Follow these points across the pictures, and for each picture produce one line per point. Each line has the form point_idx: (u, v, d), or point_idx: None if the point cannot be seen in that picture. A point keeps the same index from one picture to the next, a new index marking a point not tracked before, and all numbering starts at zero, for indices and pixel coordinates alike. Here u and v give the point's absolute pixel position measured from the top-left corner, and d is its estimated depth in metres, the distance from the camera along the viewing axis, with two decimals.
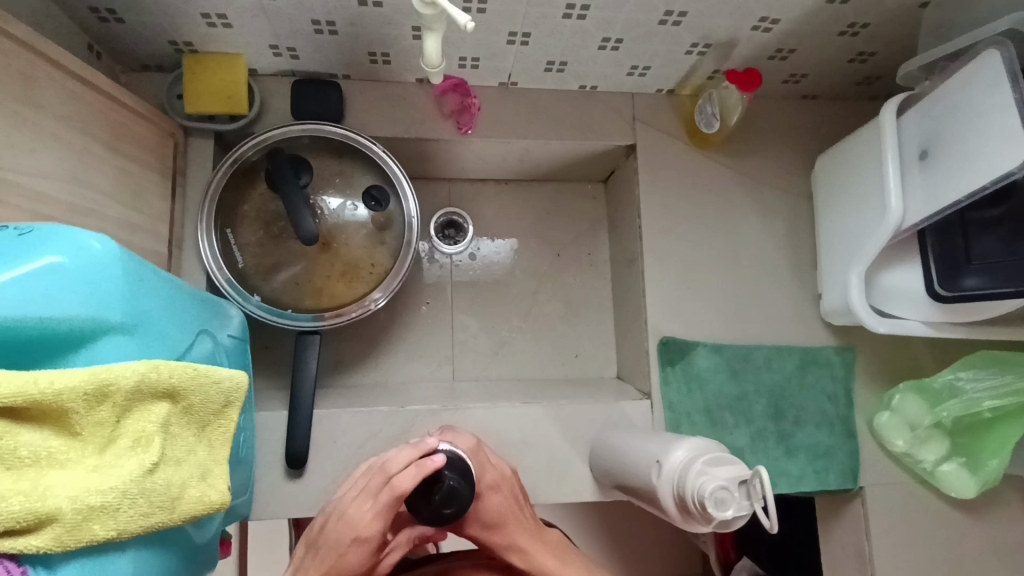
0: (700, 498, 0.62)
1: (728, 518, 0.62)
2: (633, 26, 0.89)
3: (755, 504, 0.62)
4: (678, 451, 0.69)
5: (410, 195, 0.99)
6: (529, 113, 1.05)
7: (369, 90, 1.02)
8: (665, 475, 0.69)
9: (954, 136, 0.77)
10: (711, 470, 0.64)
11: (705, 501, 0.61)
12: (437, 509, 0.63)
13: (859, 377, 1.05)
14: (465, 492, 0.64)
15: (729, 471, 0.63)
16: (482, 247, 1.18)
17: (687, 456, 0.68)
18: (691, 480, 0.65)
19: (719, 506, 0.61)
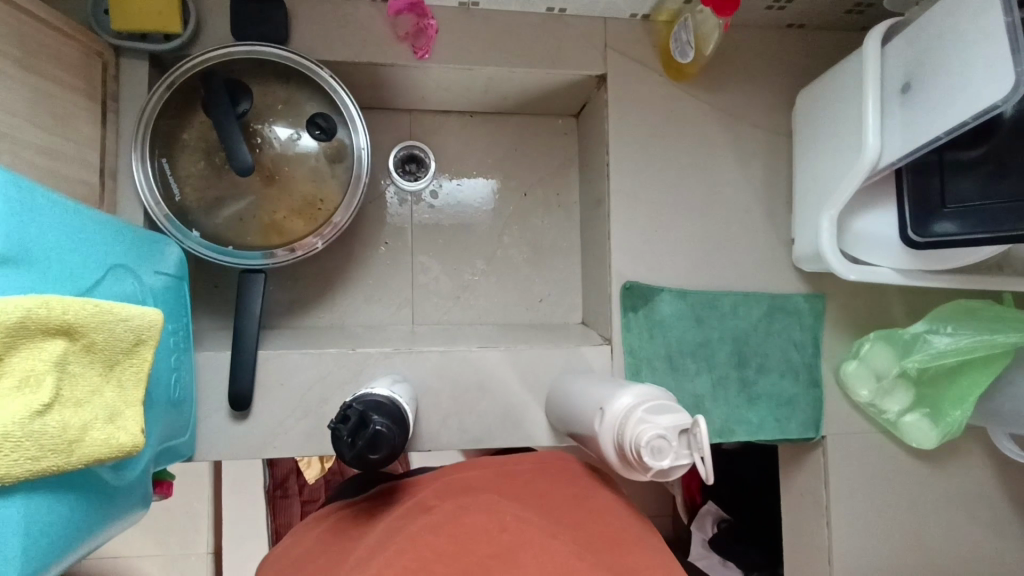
0: (637, 446, 0.61)
1: (665, 466, 0.60)
2: None
3: (694, 454, 0.60)
4: (621, 397, 0.67)
5: (359, 125, 0.93)
6: (492, 39, 0.98)
7: (317, 9, 0.94)
8: (608, 421, 0.67)
9: (941, 67, 0.71)
10: (651, 418, 0.62)
11: (642, 450, 0.60)
12: (363, 454, 0.61)
13: (828, 326, 1.02)
14: (392, 436, 0.62)
15: (669, 419, 0.62)
16: (445, 186, 1.12)
17: (629, 403, 0.66)
18: (631, 428, 0.63)
19: (653, 455, 0.60)
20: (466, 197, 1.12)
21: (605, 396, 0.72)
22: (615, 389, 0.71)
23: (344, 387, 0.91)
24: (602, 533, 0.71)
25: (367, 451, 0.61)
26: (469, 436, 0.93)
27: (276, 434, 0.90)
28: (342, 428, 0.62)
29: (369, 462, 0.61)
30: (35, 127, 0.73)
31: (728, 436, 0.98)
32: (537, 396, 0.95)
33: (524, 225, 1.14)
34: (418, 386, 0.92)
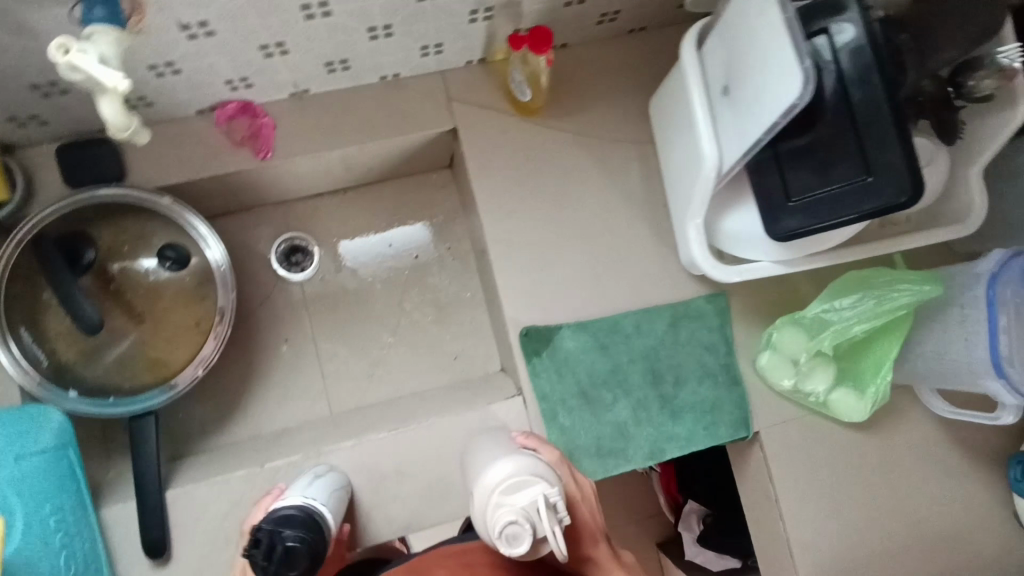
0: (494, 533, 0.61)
1: (524, 551, 0.60)
2: (394, 9, 0.79)
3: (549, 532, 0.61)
4: (486, 476, 0.67)
5: (211, 242, 0.93)
6: (333, 120, 0.96)
7: (148, 136, 0.93)
8: (475, 507, 0.67)
9: (747, 67, 0.69)
10: (508, 500, 0.63)
11: (499, 537, 0.60)
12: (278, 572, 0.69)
13: (736, 321, 1.00)
14: (303, 549, 0.70)
15: (525, 498, 0.62)
16: (360, 248, 1.12)
17: (492, 482, 0.66)
18: (490, 515, 0.63)
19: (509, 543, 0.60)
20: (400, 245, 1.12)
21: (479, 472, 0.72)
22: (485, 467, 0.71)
23: (259, 506, 0.89)
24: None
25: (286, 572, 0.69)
26: (396, 523, 0.92)
27: (201, 569, 0.89)
28: (256, 552, 0.69)
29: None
30: None
31: (660, 457, 0.97)
32: (459, 465, 0.93)
33: (423, 287, 1.12)
34: None
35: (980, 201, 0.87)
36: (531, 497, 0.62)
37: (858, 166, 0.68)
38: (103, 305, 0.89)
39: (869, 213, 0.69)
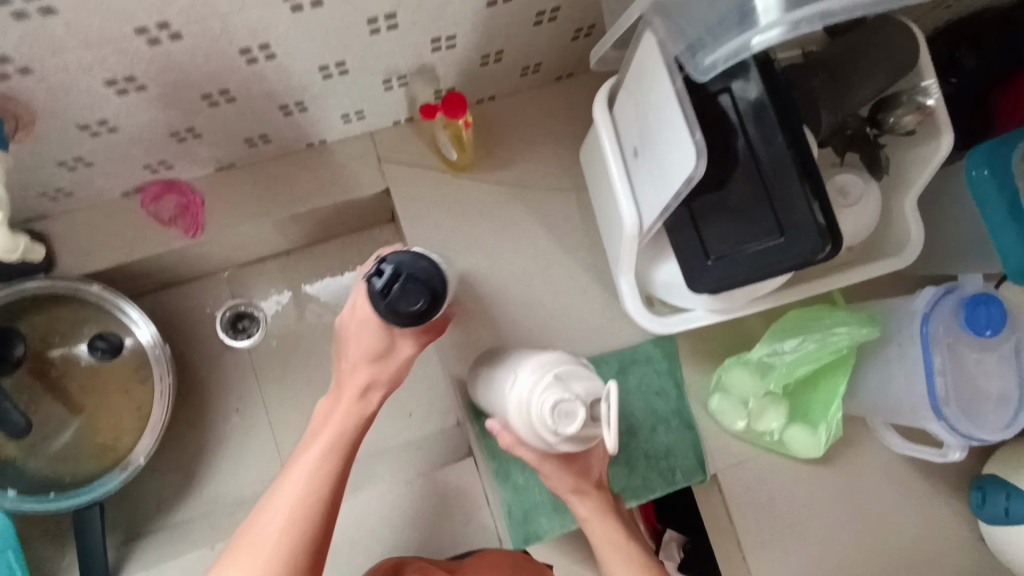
0: (550, 409, 0.66)
1: (574, 432, 0.66)
2: (301, 89, 0.78)
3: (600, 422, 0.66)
4: (539, 362, 0.73)
5: (139, 323, 0.92)
6: (263, 190, 0.96)
7: (75, 223, 0.92)
8: (523, 390, 0.72)
9: (653, 131, 0.68)
10: (568, 382, 0.69)
11: (553, 410, 0.66)
12: (396, 305, 0.65)
13: (685, 363, 0.99)
14: (427, 310, 0.66)
15: (581, 387, 0.68)
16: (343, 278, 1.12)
17: (542, 368, 0.72)
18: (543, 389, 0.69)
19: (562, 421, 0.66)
20: None
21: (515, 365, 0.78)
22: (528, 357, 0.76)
23: None
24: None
25: (399, 316, 0.66)
26: None
27: None
28: (377, 280, 0.65)
29: (418, 315, 0.66)
30: None
31: None
32: None
33: None
34: None
35: (914, 225, 0.84)
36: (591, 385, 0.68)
37: (772, 224, 0.67)
38: (42, 397, 0.89)
39: (790, 268, 0.67)
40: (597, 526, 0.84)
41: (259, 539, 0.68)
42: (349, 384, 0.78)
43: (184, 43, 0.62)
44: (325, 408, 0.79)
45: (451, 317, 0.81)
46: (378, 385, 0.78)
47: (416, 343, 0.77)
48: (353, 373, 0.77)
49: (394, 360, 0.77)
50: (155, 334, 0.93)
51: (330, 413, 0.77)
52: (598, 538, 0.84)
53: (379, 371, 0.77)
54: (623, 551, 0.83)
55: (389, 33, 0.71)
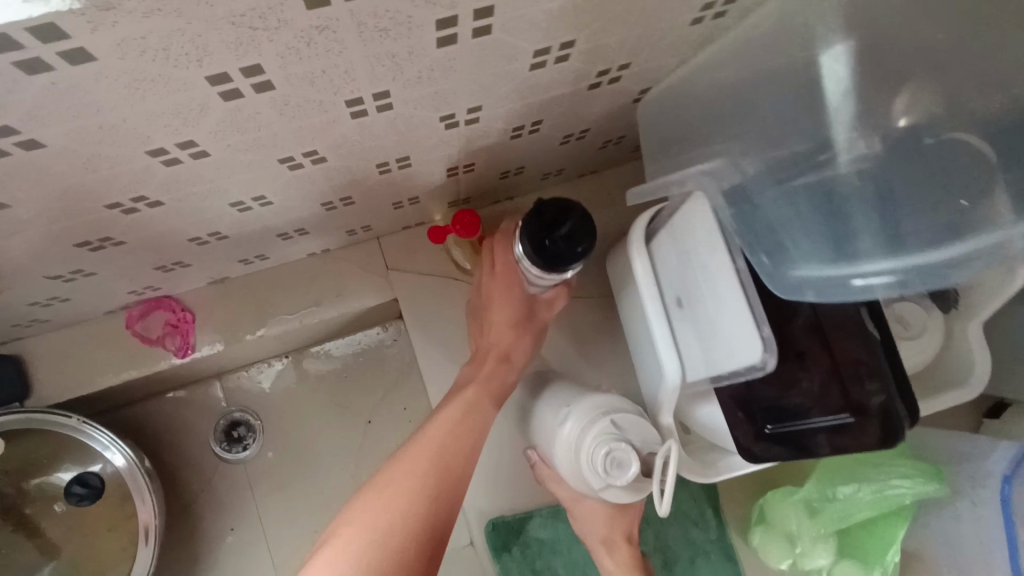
0: (601, 458, 0.65)
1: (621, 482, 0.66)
2: (302, 221, 0.69)
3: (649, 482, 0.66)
4: (589, 406, 0.70)
5: (123, 449, 0.83)
6: (260, 304, 0.87)
7: (54, 344, 0.84)
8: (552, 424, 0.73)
9: (701, 291, 0.59)
10: (623, 433, 0.67)
11: (604, 460, 0.65)
12: (553, 246, 0.65)
13: (725, 489, 0.91)
14: (574, 254, 0.66)
15: (637, 439, 0.68)
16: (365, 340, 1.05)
17: (594, 413, 0.69)
18: (595, 440, 0.66)
19: (612, 475, 0.65)
20: (367, 394, 1.03)
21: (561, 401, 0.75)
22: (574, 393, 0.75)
23: None
24: None
25: (550, 267, 0.67)
26: None
27: None
28: (531, 225, 0.66)
29: (571, 257, 0.66)
30: None
31: None
32: None
33: (381, 452, 1.02)
34: None
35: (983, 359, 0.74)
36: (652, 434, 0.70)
37: (838, 402, 0.59)
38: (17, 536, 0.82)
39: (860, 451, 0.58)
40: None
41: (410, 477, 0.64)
42: (489, 349, 0.76)
43: (166, 205, 0.53)
44: (462, 379, 0.75)
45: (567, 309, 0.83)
46: (518, 358, 0.77)
47: (555, 308, 0.79)
48: (496, 339, 0.76)
49: (534, 330, 0.77)
50: (130, 456, 0.84)
51: (469, 382, 0.75)
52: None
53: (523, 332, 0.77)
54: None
55: (401, 170, 0.63)
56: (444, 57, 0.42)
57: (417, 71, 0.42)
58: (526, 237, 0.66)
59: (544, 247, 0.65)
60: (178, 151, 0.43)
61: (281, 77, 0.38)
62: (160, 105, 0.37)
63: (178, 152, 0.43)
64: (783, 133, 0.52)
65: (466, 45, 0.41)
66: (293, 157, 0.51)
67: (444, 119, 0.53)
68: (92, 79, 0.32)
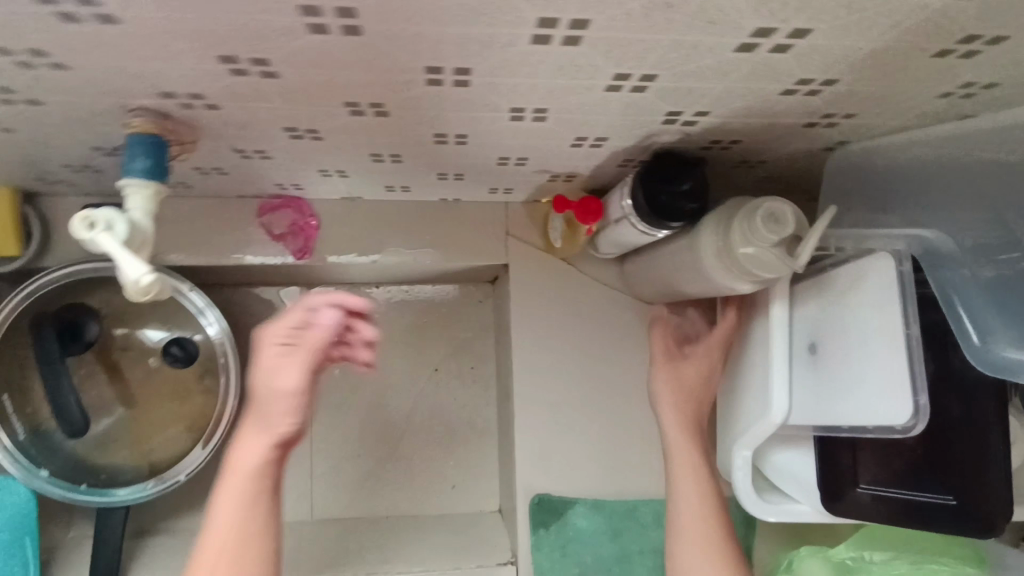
0: (762, 213, 0.58)
1: (779, 238, 0.58)
2: (468, 166, 0.71)
3: (801, 250, 0.58)
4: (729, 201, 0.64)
5: (215, 324, 0.86)
6: (380, 232, 0.90)
7: (183, 209, 0.86)
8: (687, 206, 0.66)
9: (844, 349, 0.61)
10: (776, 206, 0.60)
11: (764, 212, 0.57)
12: (663, 203, 0.64)
13: (764, 535, 0.94)
14: (688, 213, 0.64)
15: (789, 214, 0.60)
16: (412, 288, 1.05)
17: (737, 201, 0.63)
18: (752, 202, 0.59)
19: (770, 231, 0.57)
20: (440, 343, 1.06)
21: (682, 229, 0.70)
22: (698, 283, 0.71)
23: None
24: None
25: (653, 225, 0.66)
26: None
27: None
28: (648, 175, 0.64)
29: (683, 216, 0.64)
30: None
31: None
32: None
33: (437, 402, 1.05)
34: None
35: None
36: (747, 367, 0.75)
37: (951, 485, 0.59)
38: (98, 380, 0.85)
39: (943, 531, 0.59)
40: (675, 410, 0.78)
41: (220, 543, 0.63)
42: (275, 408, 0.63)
43: (385, 119, 0.55)
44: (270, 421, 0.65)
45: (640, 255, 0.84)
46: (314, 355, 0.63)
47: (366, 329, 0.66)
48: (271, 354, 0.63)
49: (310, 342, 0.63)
50: (222, 326, 0.86)
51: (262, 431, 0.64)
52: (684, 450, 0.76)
53: (294, 356, 0.63)
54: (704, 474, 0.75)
55: (589, 148, 0.64)
56: (728, 60, 0.43)
57: (694, 66, 0.44)
58: (640, 190, 0.65)
59: (659, 203, 0.64)
60: (448, 74, 0.45)
61: (594, 37, 0.40)
62: (480, 29, 0.39)
63: (446, 76, 0.45)
64: (985, 225, 0.55)
65: (754, 56, 0.43)
66: (522, 109, 0.53)
67: (668, 114, 0.55)
68: None
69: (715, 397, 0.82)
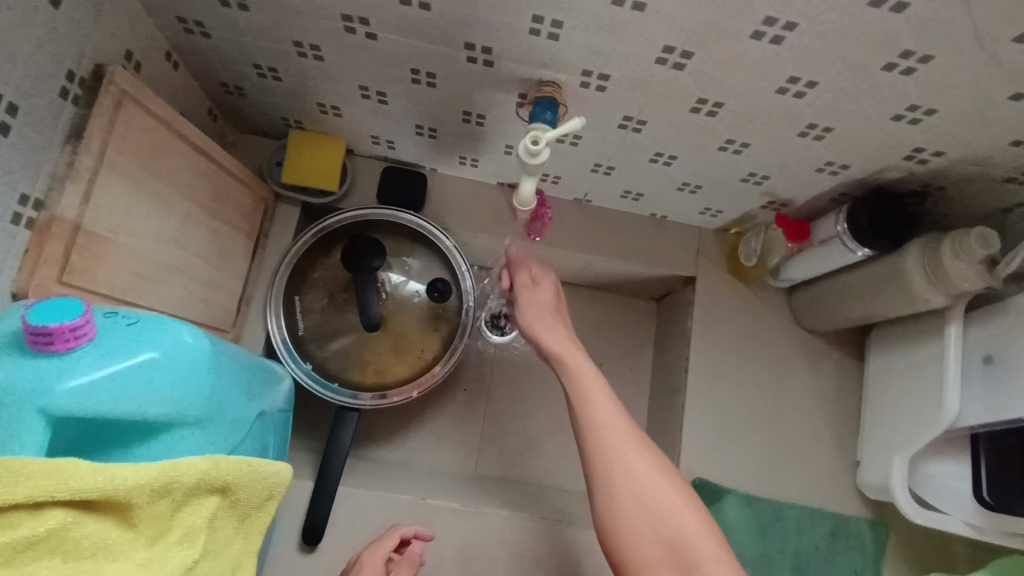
0: (974, 234, 0.76)
1: (988, 254, 0.76)
2: (716, 179, 0.91)
3: (1013, 259, 0.76)
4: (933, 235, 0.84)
5: (470, 285, 1.02)
6: (599, 230, 1.08)
7: (452, 184, 1.06)
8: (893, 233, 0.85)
9: (1022, 355, 0.78)
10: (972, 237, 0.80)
11: (975, 234, 0.76)
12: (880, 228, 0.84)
13: (890, 558, 1.04)
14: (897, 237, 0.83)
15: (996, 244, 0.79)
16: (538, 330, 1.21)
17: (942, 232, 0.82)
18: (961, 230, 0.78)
19: (982, 248, 0.75)
20: (607, 341, 1.22)
21: (884, 256, 0.89)
22: (895, 301, 0.88)
23: None
24: (660, 532, 0.63)
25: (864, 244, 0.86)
26: None
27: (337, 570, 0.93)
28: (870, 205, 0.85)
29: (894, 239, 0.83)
30: (205, 264, 0.86)
31: None
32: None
33: None
34: (479, 547, 0.96)
35: None
36: (911, 401, 0.93)
37: None
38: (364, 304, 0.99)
39: None
40: (543, 310, 0.83)
41: None
42: None
43: (710, 120, 0.76)
44: None
45: (820, 284, 1.02)
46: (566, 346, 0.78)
47: (543, 288, 0.86)
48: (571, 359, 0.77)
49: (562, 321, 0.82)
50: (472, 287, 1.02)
51: None
52: (631, 484, 0.65)
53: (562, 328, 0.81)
54: (655, 471, 0.66)
55: (828, 176, 0.85)
56: (997, 108, 0.65)
57: (973, 107, 0.65)
58: (863, 213, 0.84)
59: (878, 226, 0.83)
60: (799, 86, 0.67)
61: (927, 70, 0.61)
62: (860, 54, 0.61)
63: (798, 87, 0.67)
64: None
65: (1020, 106, 0.64)
66: (816, 127, 0.74)
67: (915, 151, 0.75)
68: (875, 20, 0.56)
69: (550, 296, 0.85)
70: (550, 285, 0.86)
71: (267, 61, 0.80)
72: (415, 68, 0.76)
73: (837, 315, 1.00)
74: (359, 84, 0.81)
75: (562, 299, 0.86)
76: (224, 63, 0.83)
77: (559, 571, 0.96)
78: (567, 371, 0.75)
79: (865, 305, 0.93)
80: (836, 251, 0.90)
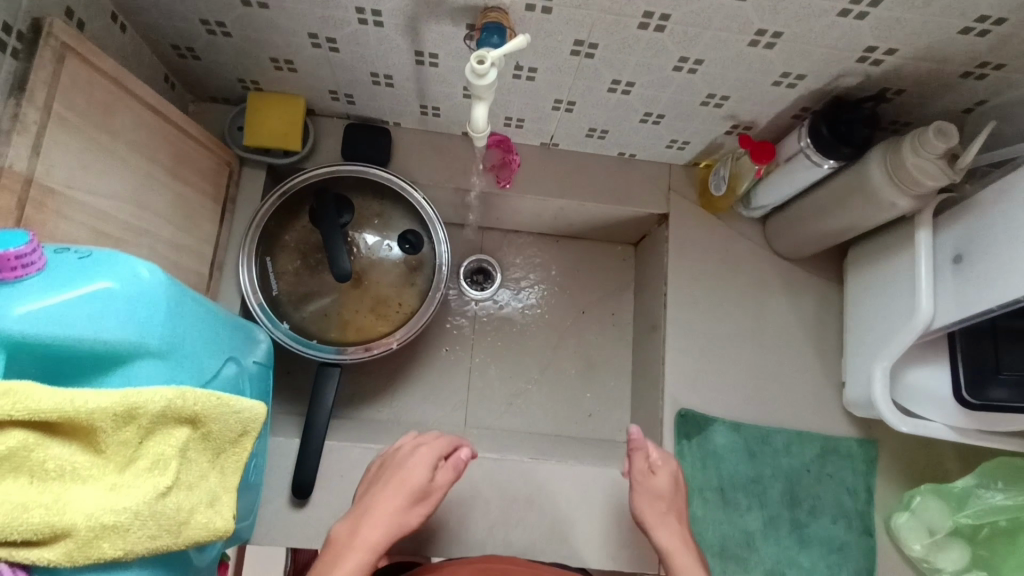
0: (932, 128, 0.76)
1: (947, 147, 0.76)
2: (676, 105, 0.91)
3: (969, 149, 0.75)
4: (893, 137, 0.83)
5: (442, 237, 1.02)
6: (568, 173, 1.08)
7: (417, 138, 1.06)
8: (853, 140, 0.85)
9: (988, 247, 0.79)
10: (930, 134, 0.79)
11: (934, 127, 0.76)
12: (840, 135, 0.83)
13: (881, 474, 1.05)
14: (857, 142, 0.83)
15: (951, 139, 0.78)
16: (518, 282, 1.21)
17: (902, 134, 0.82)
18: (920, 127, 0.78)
19: (940, 141, 0.75)
20: (587, 289, 1.23)
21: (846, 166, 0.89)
22: (861, 210, 0.88)
23: None
24: None
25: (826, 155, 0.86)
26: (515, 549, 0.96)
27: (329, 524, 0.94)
28: (828, 115, 0.84)
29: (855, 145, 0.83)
30: (171, 226, 0.86)
31: None
32: (585, 511, 0.97)
33: (580, 340, 1.20)
34: (471, 491, 0.97)
35: None
36: (887, 312, 0.94)
37: None
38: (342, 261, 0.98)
39: None
40: (663, 475, 0.88)
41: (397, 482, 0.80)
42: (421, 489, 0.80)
43: (659, 35, 0.76)
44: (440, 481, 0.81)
45: (789, 207, 1.02)
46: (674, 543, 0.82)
47: (662, 476, 0.87)
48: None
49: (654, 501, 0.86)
50: (443, 237, 1.01)
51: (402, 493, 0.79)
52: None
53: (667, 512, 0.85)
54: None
55: (784, 89, 0.85)
56: None
57: None
58: (821, 123, 0.84)
59: (836, 133, 0.83)
60: None
61: None
62: None
63: None
64: None
65: None
66: (764, 33, 0.74)
67: (865, 50, 0.75)
68: None
69: (673, 475, 0.88)
70: (665, 470, 0.88)
71: (214, 15, 0.80)
72: (359, 6, 0.75)
73: (809, 235, 1.00)
74: (308, 31, 0.81)
75: (677, 480, 0.88)
76: (172, 22, 0.83)
77: (550, 510, 0.97)
78: (636, 492, 0.87)
79: (833, 219, 0.94)
80: (800, 166, 0.90)
